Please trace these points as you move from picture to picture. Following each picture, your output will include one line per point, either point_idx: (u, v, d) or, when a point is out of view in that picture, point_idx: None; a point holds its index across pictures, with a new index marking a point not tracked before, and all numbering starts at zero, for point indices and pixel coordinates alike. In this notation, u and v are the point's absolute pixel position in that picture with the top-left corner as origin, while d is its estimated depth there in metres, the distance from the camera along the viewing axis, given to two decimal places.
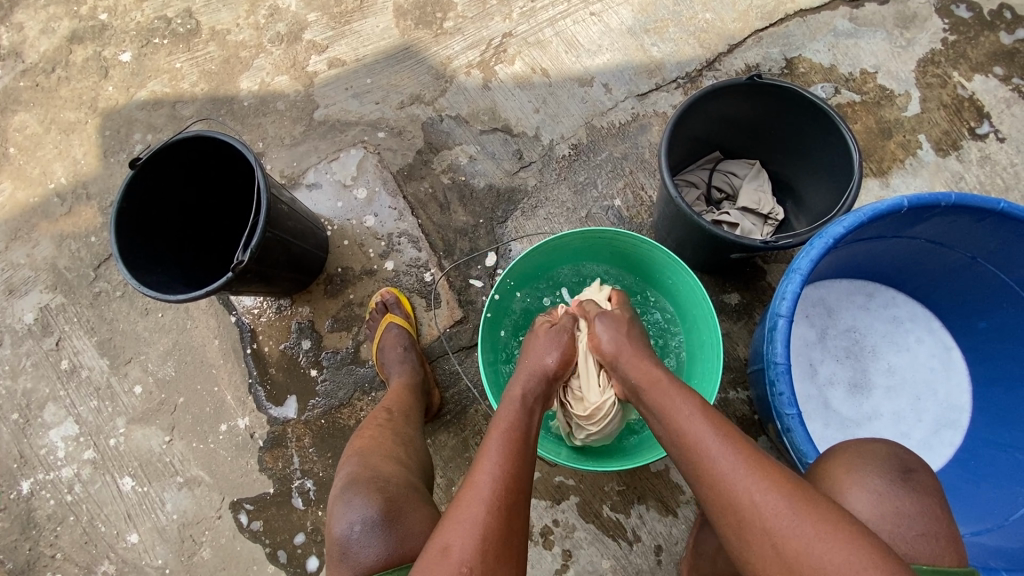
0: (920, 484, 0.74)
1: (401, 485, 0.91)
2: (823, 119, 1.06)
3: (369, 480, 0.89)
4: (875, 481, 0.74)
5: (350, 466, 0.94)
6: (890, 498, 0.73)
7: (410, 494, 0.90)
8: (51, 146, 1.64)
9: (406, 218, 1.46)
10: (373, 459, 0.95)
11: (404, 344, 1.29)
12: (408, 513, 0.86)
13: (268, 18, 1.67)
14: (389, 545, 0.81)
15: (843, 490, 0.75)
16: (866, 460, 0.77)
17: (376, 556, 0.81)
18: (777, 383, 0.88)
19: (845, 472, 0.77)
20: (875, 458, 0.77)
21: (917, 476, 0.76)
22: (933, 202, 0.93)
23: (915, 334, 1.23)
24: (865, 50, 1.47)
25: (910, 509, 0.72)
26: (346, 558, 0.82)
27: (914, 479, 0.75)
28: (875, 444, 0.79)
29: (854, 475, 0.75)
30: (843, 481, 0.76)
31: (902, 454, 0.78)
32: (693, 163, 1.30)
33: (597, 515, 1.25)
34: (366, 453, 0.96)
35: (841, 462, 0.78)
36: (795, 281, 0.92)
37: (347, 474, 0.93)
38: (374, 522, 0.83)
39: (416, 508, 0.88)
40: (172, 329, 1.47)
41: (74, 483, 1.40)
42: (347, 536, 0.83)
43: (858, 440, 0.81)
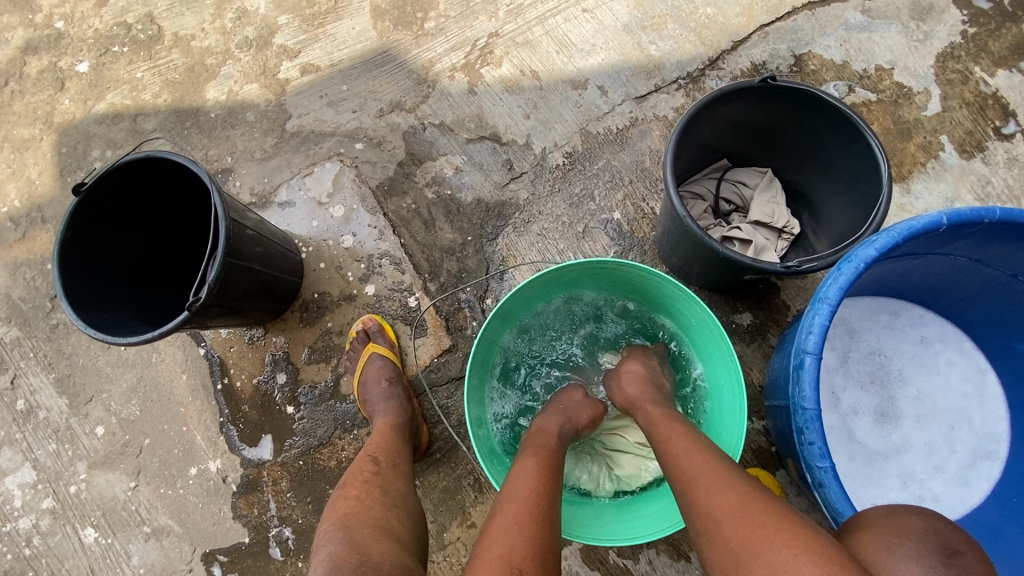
0: (969, 569, 0.61)
1: (396, 571, 0.71)
2: (845, 124, 0.95)
3: (355, 565, 0.70)
4: (907, 563, 0.62)
5: (331, 545, 0.75)
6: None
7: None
8: (3, 165, 1.52)
9: (387, 237, 1.35)
10: (359, 534, 0.76)
11: (388, 378, 1.17)
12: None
13: (235, 21, 1.55)
14: None
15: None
16: (896, 538, 0.65)
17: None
18: (805, 431, 0.78)
19: (871, 553, 0.66)
20: (905, 534, 0.66)
21: (966, 559, 0.63)
22: (974, 218, 0.82)
23: (944, 357, 1.12)
24: (879, 45, 1.36)
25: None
26: None
27: (960, 561, 0.62)
28: (911, 519, 0.68)
29: (886, 556, 0.64)
30: (868, 564, 0.64)
31: (944, 530, 0.66)
32: (699, 173, 1.19)
33: (603, 561, 1.14)
34: (350, 523, 0.78)
35: (872, 542, 0.67)
36: (822, 313, 0.81)
37: (328, 555, 0.73)
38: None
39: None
40: (136, 364, 1.35)
41: (31, 535, 1.28)
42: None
43: (887, 515, 0.70)
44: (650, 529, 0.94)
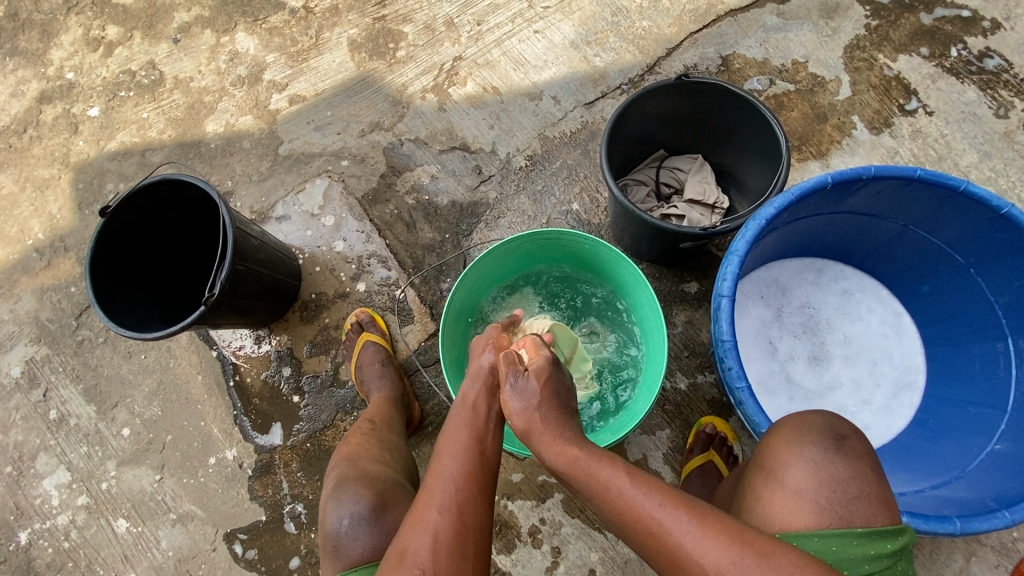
0: (852, 449, 0.81)
1: (388, 483, 0.96)
2: (750, 110, 1.13)
3: (357, 479, 0.94)
4: (811, 451, 0.81)
5: (339, 469, 0.98)
6: (825, 465, 0.80)
7: (397, 491, 0.95)
8: (27, 203, 1.69)
9: (374, 240, 1.52)
10: (360, 462, 0.99)
11: (380, 359, 1.32)
12: (398, 505, 0.91)
13: (228, 62, 1.74)
14: (378, 537, 0.86)
15: (784, 462, 0.83)
16: (805, 432, 0.84)
17: (364, 549, 0.85)
18: (725, 359, 0.93)
19: (785, 445, 0.84)
20: (812, 430, 0.84)
21: (849, 442, 0.82)
22: (856, 176, 0.99)
23: (866, 304, 1.28)
24: (794, 42, 1.55)
25: (843, 475, 0.79)
26: (337, 552, 0.86)
27: (847, 445, 0.82)
28: (815, 417, 0.87)
29: (792, 446, 0.83)
30: (784, 454, 0.83)
31: (837, 422, 0.85)
32: (641, 163, 1.36)
33: (582, 509, 1.28)
34: (353, 457, 1.01)
35: (782, 437, 0.86)
36: (733, 263, 0.97)
37: (335, 476, 0.97)
38: (362, 516, 0.87)
39: (403, 500, 0.93)
40: (156, 369, 1.50)
41: (69, 530, 1.42)
42: (336, 531, 0.87)
43: (798, 413, 0.89)
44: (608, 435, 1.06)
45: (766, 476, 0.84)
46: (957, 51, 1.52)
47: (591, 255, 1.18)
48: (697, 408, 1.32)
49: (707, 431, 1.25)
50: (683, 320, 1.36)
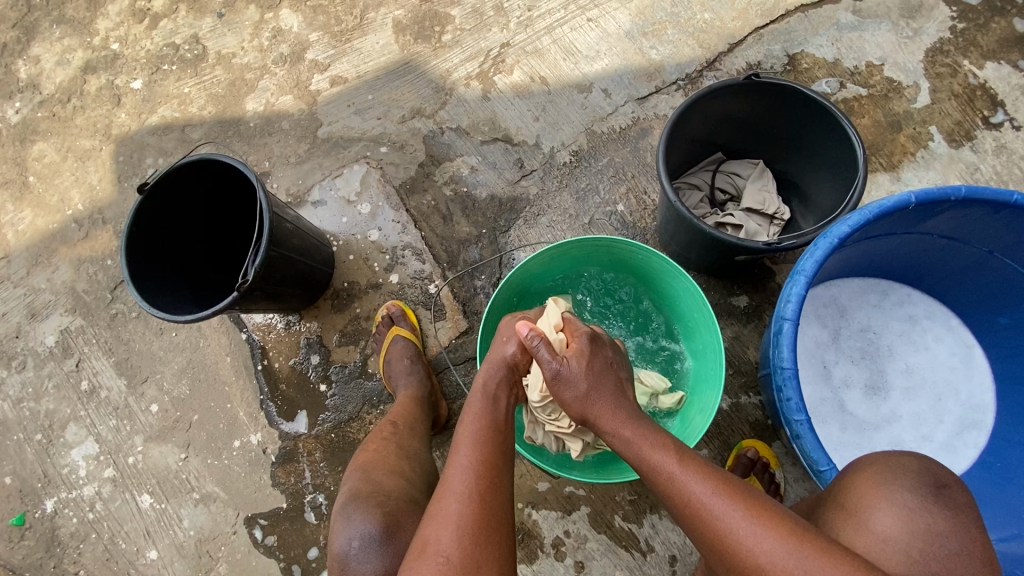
0: (953, 500, 0.73)
1: (401, 501, 0.91)
2: (826, 116, 1.04)
3: (369, 496, 0.90)
4: (905, 497, 0.74)
5: (353, 481, 0.94)
6: (919, 513, 0.72)
7: (410, 509, 0.90)
8: (68, 173, 1.70)
9: (409, 230, 1.47)
10: (375, 473, 0.95)
11: (410, 356, 1.29)
12: (410, 526, 0.87)
13: (272, 40, 1.70)
14: (388, 560, 0.82)
15: (870, 504, 0.75)
16: (899, 475, 0.76)
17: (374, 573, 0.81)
18: (784, 388, 0.86)
19: (873, 485, 0.77)
20: (907, 473, 0.76)
21: (950, 492, 0.75)
22: (942, 197, 0.90)
23: (932, 333, 1.18)
24: (870, 43, 1.44)
25: (942, 527, 0.71)
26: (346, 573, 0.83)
27: (947, 495, 0.74)
28: (906, 458, 0.79)
29: (881, 489, 0.76)
30: (870, 494, 0.76)
31: (935, 468, 0.77)
32: (696, 165, 1.28)
33: (609, 525, 1.23)
34: (368, 467, 0.96)
35: (869, 476, 0.78)
36: (800, 283, 0.89)
37: (350, 488, 0.93)
38: (373, 538, 0.83)
39: (415, 520, 0.88)
40: (186, 348, 1.50)
41: (95, 501, 1.44)
42: (346, 552, 0.84)
43: (888, 453, 0.81)
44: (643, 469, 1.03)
45: (847, 517, 0.76)
46: None
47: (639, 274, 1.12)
48: (738, 430, 1.25)
49: (748, 457, 1.19)
50: (728, 335, 1.29)
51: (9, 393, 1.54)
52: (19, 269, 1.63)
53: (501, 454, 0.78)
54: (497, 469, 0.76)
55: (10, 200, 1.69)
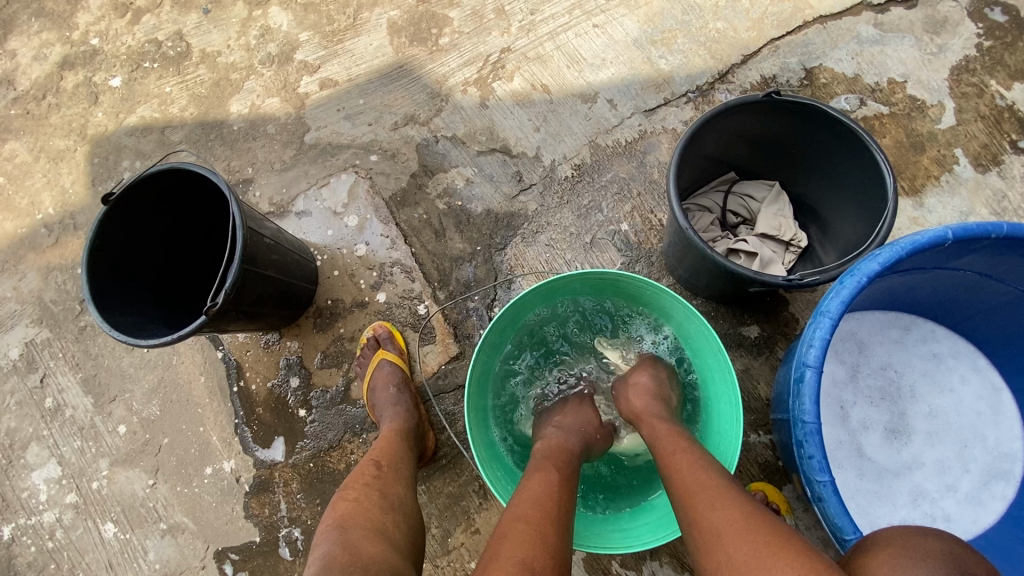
0: None
1: (383, 571, 0.76)
2: (851, 139, 0.95)
3: (343, 566, 0.74)
4: None
5: (327, 544, 0.80)
6: None
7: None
8: (40, 174, 1.60)
9: (399, 246, 1.38)
10: (353, 535, 0.81)
11: (396, 383, 1.20)
12: None
13: (259, 38, 1.61)
14: None
15: None
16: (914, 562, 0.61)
17: None
18: (805, 444, 0.78)
19: (887, 571, 0.62)
20: (926, 557, 0.62)
21: None
22: (981, 234, 0.81)
23: (958, 373, 1.09)
24: (892, 58, 1.35)
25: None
26: None
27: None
28: (928, 540, 0.64)
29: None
30: None
31: (959, 550, 0.63)
32: (707, 185, 1.20)
33: (606, 571, 1.14)
34: (345, 526, 0.82)
35: (882, 563, 0.63)
36: (823, 326, 0.81)
37: (321, 555, 0.78)
38: None
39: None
40: (158, 365, 1.40)
41: (55, 528, 1.34)
42: None
43: (905, 530, 0.67)
44: (646, 537, 0.95)
45: None
46: None
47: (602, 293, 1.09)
48: (746, 471, 1.16)
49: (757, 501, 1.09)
50: (738, 369, 1.20)
51: None
52: None
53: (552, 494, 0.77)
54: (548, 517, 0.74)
55: None
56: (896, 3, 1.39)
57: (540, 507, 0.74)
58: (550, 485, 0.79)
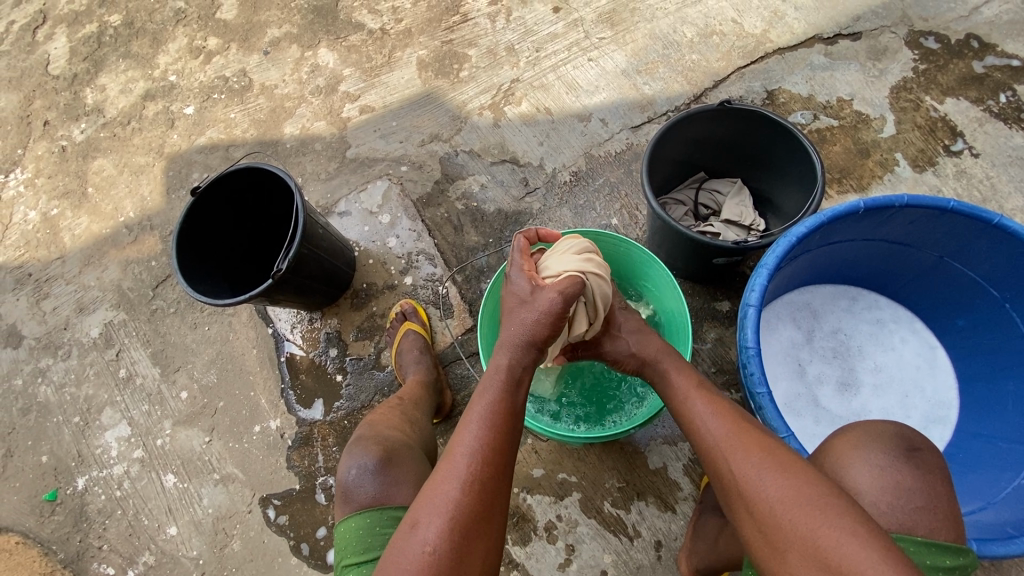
0: (923, 462, 0.85)
1: (399, 445, 1.08)
2: (790, 137, 1.20)
3: (371, 438, 1.07)
4: (879, 457, 0.86)
5: (359, 429, 1.12)
6: (892, 472, 0.84)
7: (404, 450, 1.07)
8: (123, 185, 1.91)
9: (424, 238, 1.63)
10: (379, 424, 1.12)
11: (419, 347, 1.42)
12: (402, 463, 1.04)
13: (310, 73, 1.94)
14: (380, 487, 0.99)
15: (851, 463, 0.87)
16: (878, 439, 0.88)
17: (368, 496, 0.99)
18: (748, 364, 0.98)
19: (853, 447, 0.89)
20: (883, 438, 0.88)
21: (922, 455, 0.86)
22: (887, 204, 1.03)
23: (898, 335, 1.28)
24: (840, 81, 1.61)
25: (911, 484, 0.83)
26: (348, 496, 1.00)
27: (919, 456, 0.86)
28: (887, 425, 0.91)
29: (861, 450, 0.88)
30: (849, 455, 0.88)
31: (910, 433, 0.89)
32: (681, 184, 1.44)
33: (599, 510, 1.31)
34: (373, 420, 1.14)
35: (851, 440, 0.90)
36: (763, 275, 1.02)
37: (356, 434, 1.11)
38: (369, 467, 1.01)
39: (407, 459, 1.05)
40: (217, 340, 1.65)
41: (123, 479, 1.55)
42: (348, 478, 1.01)
43: (870, 420, 0.92)
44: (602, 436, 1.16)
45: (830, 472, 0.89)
46: (1005, 98, 1.54)
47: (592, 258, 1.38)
48: None
49: None
50: (712, 337, 1.40)
51: (53, 378, 1.68)
52: (73, 268, 1.81)
53: (491, 449, 0.83)
54: (487, 480, 0.81)
55: (70, 208, 1.90)
56: (843, 37, 1.66)
57: (460, 458, 0.82)
58: (475, 428, 0.85)
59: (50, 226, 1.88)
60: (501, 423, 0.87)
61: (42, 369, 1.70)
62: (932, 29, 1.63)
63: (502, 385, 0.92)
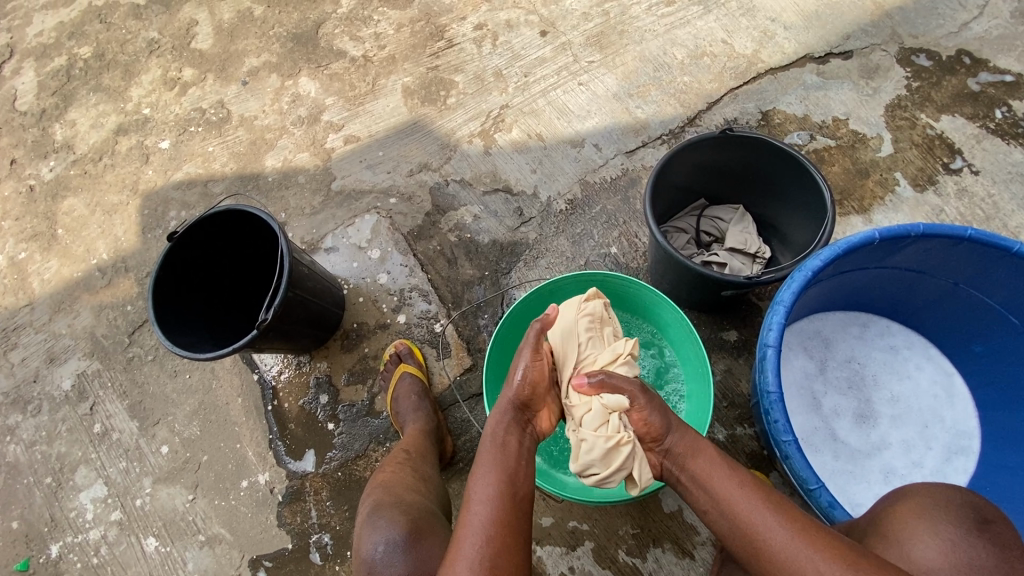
0: (998, 535, 0.74)
1: (420, 511, 1.00)
2: (796, 164, 1.16)
3: (392, 505, 1.00)
4: (947, 528, 0.75)
5: (374, 496, 1.04)
6: (963, 547, 0.73)
7: (432, 521, 0.99)
8: (96, 226, 1.81)
9: (416, 274, 1.57)
10: (397, 488, 1.05)
11: (417, 392, 1.34)
12: (430, 533, 0.96)
13: (291, 103, 1.87)
14: (410, 562, 0.90)
15: (912, 536, 0.76)
16: (941, 506, 0.78)
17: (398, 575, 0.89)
18: (770, 411, 0.92)
19: (916, 517, 0.78)
20: (950, 506, 0.77)
21: (995, 527, 0.75)
22: (903, 233, 0.99)
23: (913, 362, 1.25)
24: (834, 100, 1.59)
25: (986, 563, 0.71)
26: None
27: (992, 529, 0.75)
28: (948, 491, 0.80)
29: (924, 521, 0.77)
30: (911, 526, 0.77)
31: (979, 503, 0.79)
32: (682, 212, 1.39)
33: (614, 560, 1.24)
34: (388, 484, 1.06)
35: (911, 508, 0.80)
36: (779, 313, 0.97)
37: (372, 502, 1.02)
38: (397, 541, 0.92)
39: (434, 527, 0.98)
40: (199, 389, 1.55)
41: (99, 545, 1.44)
42: (373, 556, 0.92)
43: (931, 485, 0.82)
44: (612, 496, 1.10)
45: (886, 547, 0.77)
46: (1001, 113, 1.53)
47: None
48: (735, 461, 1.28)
49: None
50: (721, 369, 1.35)
51: (23, 436, 1.57)
52: (42, 315, 1.70)
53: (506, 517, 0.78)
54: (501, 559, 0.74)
55: (38, 251, 1.79)
56: (834, 56, 1.65)
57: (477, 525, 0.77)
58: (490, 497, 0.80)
59: (18, 271, 1.77)
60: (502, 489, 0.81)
61: (11, 427, 1.58)
62: (923, 46, 1.63)
63: (490, 453, 0.86)
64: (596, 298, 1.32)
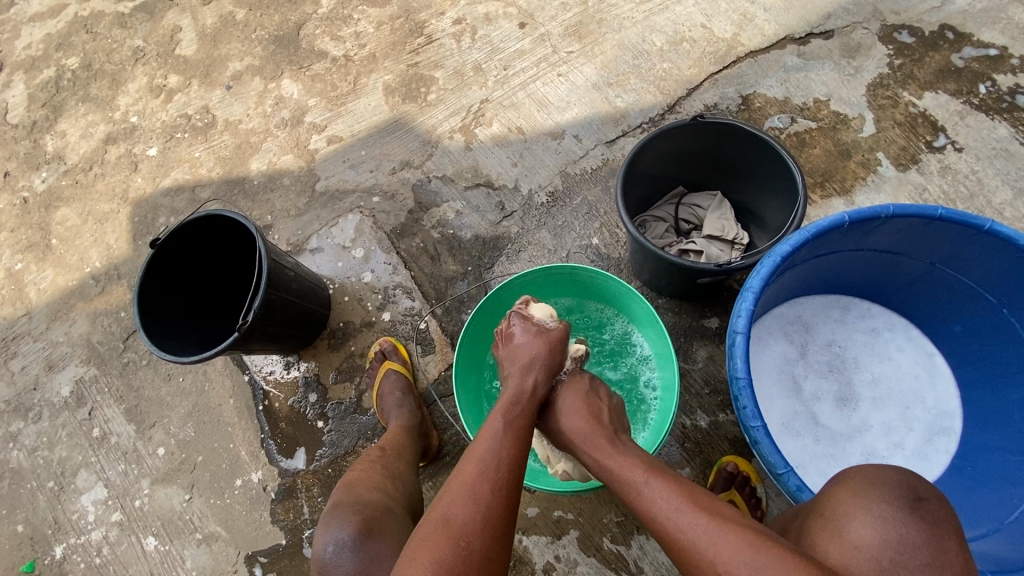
0: (931, 512, 0.74)
1: (378, 510, 1.03)
2: (768, 149, 1.15)
3: (350, 505, 1.02)
4: (882, 506, 0.75)
5: (337, 494, 1.07)
6: (895, 523, 0.73)
7: (386, 517, 1.02)
8: (88, 234, 1.84)
9: (400, 271, 1.58)
10: (360, 487, 1.07)
11: (401, 388, 1.36)
12: (384, 530, 0.99)
13: (274, 106, 1.88)
14: (360, 560, 0.93)
15: (847, 514, 0.77)
16: (877, 485, 0.78)
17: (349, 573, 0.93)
18: (740, 397, 0.93)
19: (851, 496, 0.78)
20: (886, 484, 0.77)
21: (928, 504, 0.75)
22: (873, 215, 0.98)
23: (895, 344, 1.24)
24: (815, 81, 1.57)
25: (916, 539, 0.72)
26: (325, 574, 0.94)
27: (924, 506, 0.75)
28: (889, 471, 0.80)
29: (861, 499, 0.77)
30: (848, 505, 0.78)
31: (917, 480, 0.78)
32: (661, 200, 1.39)
33: (598, 547, 1.25)
34: (352, 482, 1.08)
35: (850, 487, 0.80)
36: (749, 299, 0.97)
37: (333, 499, 1.06)
38: (345, 542, 0.95)
39: (390, 525, 1.00)
40: (192, 392, 1.58)
41: (102, 545, 1.48)
42: (325, 554, 0.96)
43: (872, 465, 0.82)
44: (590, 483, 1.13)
45: (824, 524, 0.78)
46: (985, 88, 1.50)
47: (570, 290, 1.34)
48: (718, 447, 1.29)
49: (729, 470, 1.22)
50: (703, 356, 1.35)
51: (25, 443, 1.61)
52: (40, 324, 1.74)
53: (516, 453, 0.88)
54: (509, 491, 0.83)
55: (34, 261, 1.83)
56: (815, 36, 1.62)
57: (484, 458, 0.85)
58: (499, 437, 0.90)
59: (15, 282, 1.81)
60: (517, 432, 0.92)
61: (13, 434, 1.62)
62: (906, 22, 1.60)
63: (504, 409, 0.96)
64: (569, 289, 1.33)
